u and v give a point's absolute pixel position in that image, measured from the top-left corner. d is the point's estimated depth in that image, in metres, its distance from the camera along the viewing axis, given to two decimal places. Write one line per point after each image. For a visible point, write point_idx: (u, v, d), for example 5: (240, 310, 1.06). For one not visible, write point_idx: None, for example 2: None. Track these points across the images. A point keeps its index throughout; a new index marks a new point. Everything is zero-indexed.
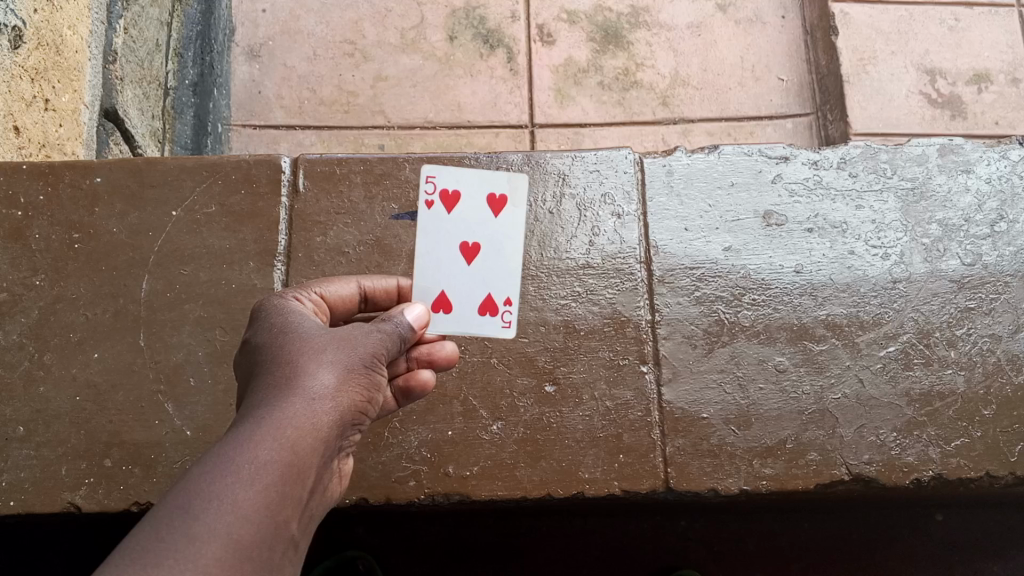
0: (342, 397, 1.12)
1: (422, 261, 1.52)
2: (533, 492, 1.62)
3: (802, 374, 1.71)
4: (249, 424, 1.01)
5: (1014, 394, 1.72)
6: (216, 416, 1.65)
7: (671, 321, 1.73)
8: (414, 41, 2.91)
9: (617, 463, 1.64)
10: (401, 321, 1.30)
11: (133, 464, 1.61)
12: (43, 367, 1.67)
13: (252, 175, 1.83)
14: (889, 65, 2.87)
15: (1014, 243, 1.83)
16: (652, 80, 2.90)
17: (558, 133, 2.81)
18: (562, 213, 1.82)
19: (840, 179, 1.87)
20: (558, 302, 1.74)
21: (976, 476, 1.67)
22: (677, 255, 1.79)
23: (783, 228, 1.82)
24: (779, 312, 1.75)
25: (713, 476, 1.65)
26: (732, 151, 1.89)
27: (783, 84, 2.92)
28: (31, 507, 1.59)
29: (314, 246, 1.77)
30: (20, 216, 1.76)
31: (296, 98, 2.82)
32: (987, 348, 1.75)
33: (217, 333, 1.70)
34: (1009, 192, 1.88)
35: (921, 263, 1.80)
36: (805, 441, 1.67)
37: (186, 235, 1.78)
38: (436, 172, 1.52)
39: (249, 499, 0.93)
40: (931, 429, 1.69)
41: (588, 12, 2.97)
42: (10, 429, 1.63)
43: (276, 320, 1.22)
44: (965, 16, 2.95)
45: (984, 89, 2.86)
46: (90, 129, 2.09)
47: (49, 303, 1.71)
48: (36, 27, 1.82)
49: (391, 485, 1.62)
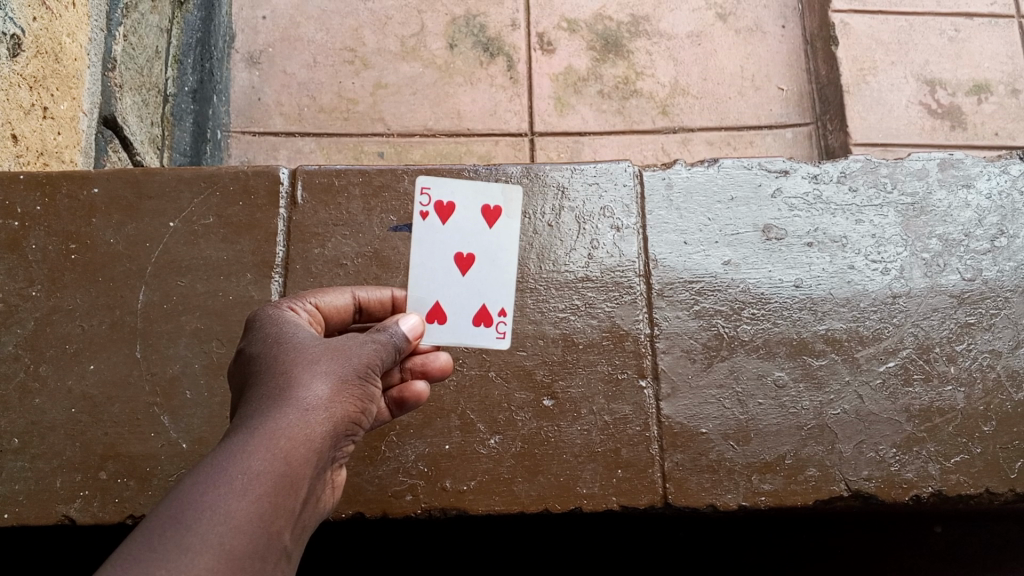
0: (337, 408, 1.11)
1: (417, 272, 1.52)
2: (531, 507, 1.61)
3: (801, 389, 1.70)
4: (243, 434, 1.01)
5: (1014, 411, 1.71)
6: (212, 429, 1.64)
7: (669, 335, 1.73)
8: (414, 49, 2.90)
9: (615, 478, 1.63)
10: (396, 332, 1.29)
11: (128, 477, 1.60)
12: (39, 378, 1.66)
13: (250, 186, 1.82)
14: (889, 75, 2.87)
15: (1014, 258, 1.83)
16: (652, 89, 2.89)
17: (558, 142, 2.81)
18: (561, 226, 1.81)
19: (840, 193, 1.87)
20: (557, 315, 1.73)
21: (975, 492, 1.66)
22: (676, 269, 1.78)
23: (782, 242, 1.82)
24: (778, 327, 1.74)
25: (712, 491, 1.64)
26: (732, 164, 1.89)
27: (783, 93, 2.92)
28: (25, 519, 1.58)
29: (311, 258, 1.77)
30: (16, 226, 1.75)
31: (296, 105, 2.81)
32: (987, 364, 1.74)
33: (214, 346, 1.69)
34: (1010, 207, 1.88)
35: (921, 278, 1.80)
36: (804, 457, 1.66)
37: (183, 246, 1.77)
38: (431, 183, 1.54)
39: (242, 510, 0.92)
40: (931, 444, 1.68)
41: (589, 21, 2.97)
42: (5, 441, 1.62)
43: (270, 330, 1.21)
44: (965, 27, 2.95)
45: (983, 100, 2.86)
46: (89, 136, 2.09)
47: (46, 314, 1.70)
48: (35, 34, 1.82)
49: (387, 499, 1.61)
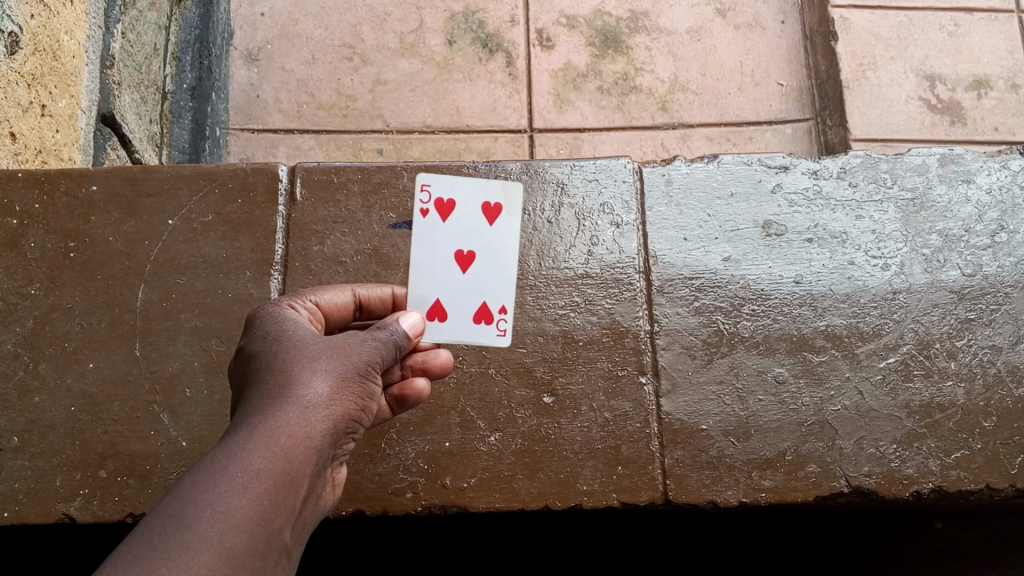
0: (336, 406, 1.11)
1: (417, 269, 1.51)
2: (531, 504, 1.61)
3: (802, 385, 1.70)
4: (242, 433, 1.01)
5: (1014, 406, 1.71)
6: (211, 427, 1.63)
7: (669, 331, 1.73)
8: (413, 45, 2.90)
9: (616, 475, 1.63)
10: (397, 330, 1.29)
11: (128, 475, 1.60)
12: (39, 377, 1.66)
13: (249, 184, 1.82)
14: (889, 70, 2.87)
15: (1015, 253, 1.82)
16: (652, 85, 2.89)
17: (557, 138, 2.80)
18: (561, 223, 1.81)
19: (840, 189, 1.86)
20: (556, 312, 1.73)
21: (975, 488, 1.66)
22: (676, 265, 1.78)
23: (782, 238, 1.81)
24: (779, 323, 1.74)
25: (712, 488, 1.64)
26: (731, 160, 1.88)
27: (783, 89, 2.91)
28: (25, 518, 1.58)
29: (311, 255, 1.76)
30: (15, 224, 1.74)
31: (295, 102, 2.80)
32: (988, 359, 1.74)
33: (214, 343, 1.69)
34: (1010, 202, 1.87)
35: (922, 273, 1.79)
36: (804, 453, 1.66)
37: (182, 244, 1.76)
38: (431, 180, 1.54)
39: (241, 508, 0.92)
40: (931, 440, 1.68)
41: (588, 17, 2.97)
42: (5, 439, 1.62)
43: (270, 329, 1.21)
44: (965, 21, 2.95)
45: (984, 95, 2.85)
46: (87, 134, 2.09)
47: (45, 312, 1.70)
48: (33, 32, 1.81)
49: (387, 497, 1.61)
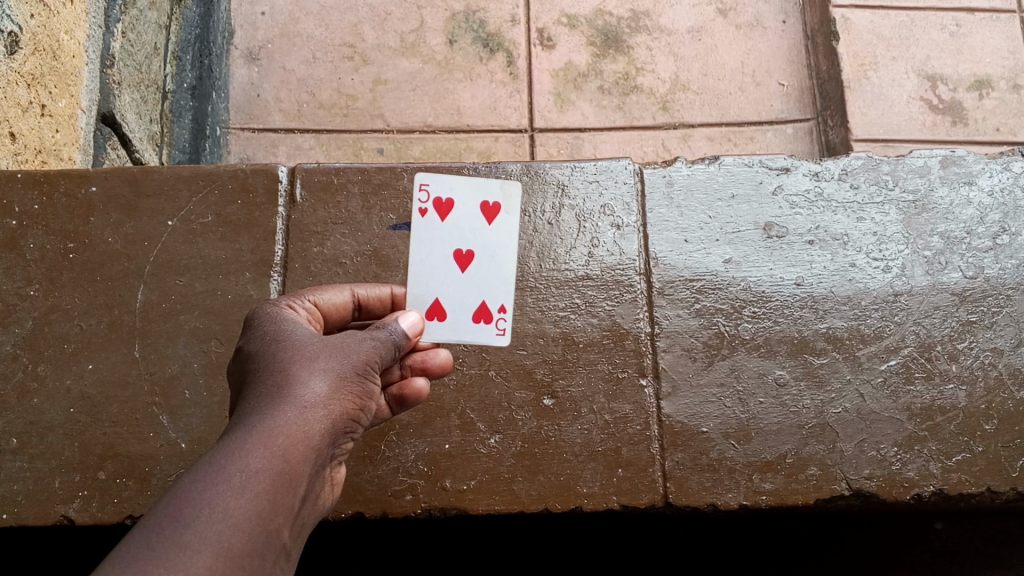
0: (335, 406, 1.10)
1: (416, 269, 1.51)
2: (531, 507, 1.61)
3: (802, 388, 1.70)
4: (241, 433, 1.00)
5: (1015, 409, 1.70)
6: (211, 429, 1.63)
7: (670, 333, 1.72)
8: (413, 45, 2.89)
9: (616, 477, 1.63)
10: (396, 330, 1.29)
11: (127, 477, 1.60)
12: (37, 378, 1.65)
13: (249, 185, 1.82)
14: (890, 71, 2.86)
15: (1017, 256, 1.82)
16: (652, 85, 2.88)
17: (558, 138, 2.79)
18: (561, 224, 1.80)
19: (841, 191, 1.86)
20: (557, 314, 1.72)
21: (976, 491, 1.66)
22: (677, 267, 1.77)
23: (783, 240, 1.81)
24: (779, 324, 1.74)
25: (713, 490, 1.63)
26: (732, 162, 1.88)
27: (783, 89, 2.91)
28: (24, 519, 1.58)
29: (311, 257, 1.76)
30: (15, 225, 1.74)
31: (295, 101, 2.80)
32: (989, 362, 1.73)
33: (213, 344, 1.68)
34: (1011, 205, 1.87)
35: (923, 275, 1.79)
36: (805, 456, 1.65)
37: (182, 245, 1.76)
38: (429, 180, 1.53)
39: (240, 508, 0.92)
40: (932, 443, 1.68)
41: (589, 16, 2.96)
42: (4, 441, 1.61)
43: (268, 328, 1.20)
44: (967, 22, 2.94)
45: (985, 96, 2.85)
46: (87, 134, 2.08)
47: (44, 313, 1.69)
48: (33, 31, 1.80)
49: (387, 499, 1.61)
